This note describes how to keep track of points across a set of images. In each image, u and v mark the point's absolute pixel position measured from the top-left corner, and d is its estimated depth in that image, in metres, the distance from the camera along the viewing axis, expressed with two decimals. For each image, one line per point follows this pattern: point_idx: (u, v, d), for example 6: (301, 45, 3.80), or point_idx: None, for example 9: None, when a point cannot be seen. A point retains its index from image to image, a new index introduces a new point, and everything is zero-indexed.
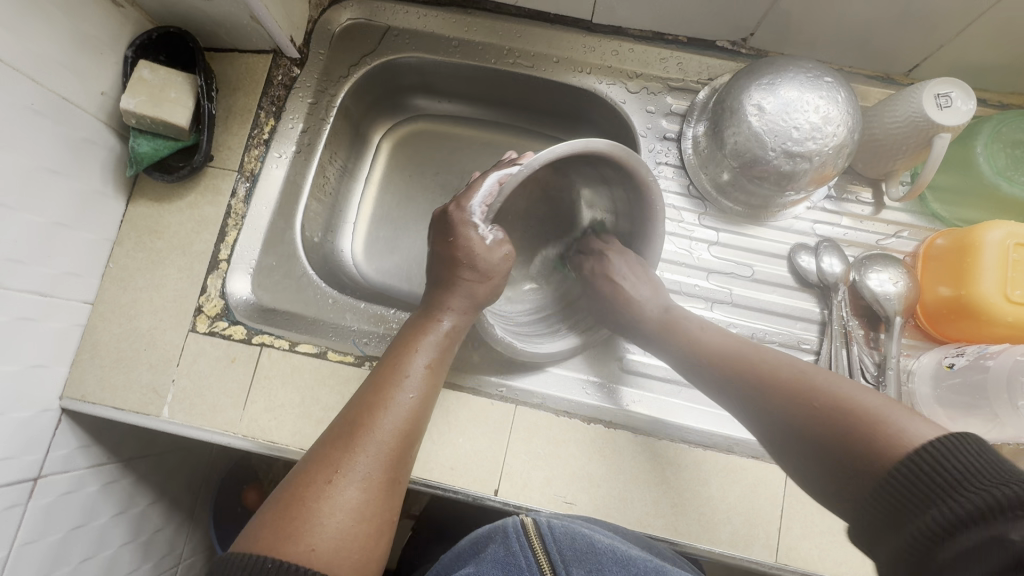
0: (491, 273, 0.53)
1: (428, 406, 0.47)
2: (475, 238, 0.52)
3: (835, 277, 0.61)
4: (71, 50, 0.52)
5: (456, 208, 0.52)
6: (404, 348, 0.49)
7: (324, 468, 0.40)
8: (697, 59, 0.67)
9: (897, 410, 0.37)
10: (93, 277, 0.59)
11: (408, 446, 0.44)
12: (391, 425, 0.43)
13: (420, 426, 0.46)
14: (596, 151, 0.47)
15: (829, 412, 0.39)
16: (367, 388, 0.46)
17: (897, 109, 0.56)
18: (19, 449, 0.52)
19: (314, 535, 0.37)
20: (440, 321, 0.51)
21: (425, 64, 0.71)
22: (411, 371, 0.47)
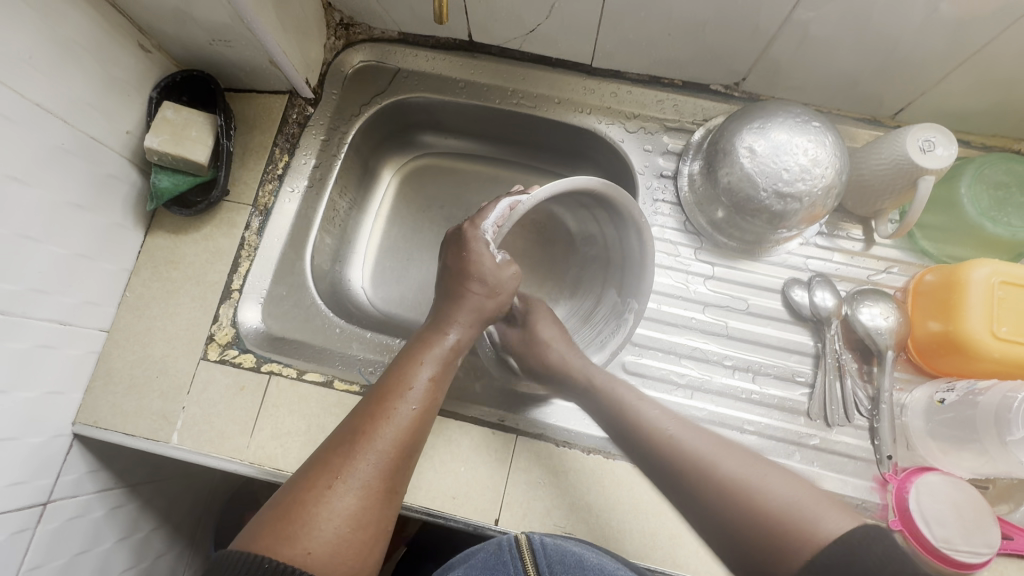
0: (496, 289, 0.55)
1: (429, 419, 0.48)
2: (487, 256, 0.54)
3: (827, 312, 0.62)
4: (102, 93, 0.56)
5: (470, 226, 0.55)
6: (410, 360, 0.50)
7: (325, 474, 0.41)
8: (691, 101, 0.70)
9: (817, 509, 0.38)
10: (110, 305, 0.61)
11: (406, 457, 0.45)
12: (392, 436, 0.44)
13: (420, 438, 0.46)
14: (592, 188, 0.50)
15: (756, 510, 0.39)
16: (371, 397, 0.47)
17: (883, 152, 0.59)
18: (31, 474, 0.53)
19: (310, 539, 0.38)
20: (446, 335, 0.52)
21: (432, 103, 0.74)
22: (415, 383, 0.48)
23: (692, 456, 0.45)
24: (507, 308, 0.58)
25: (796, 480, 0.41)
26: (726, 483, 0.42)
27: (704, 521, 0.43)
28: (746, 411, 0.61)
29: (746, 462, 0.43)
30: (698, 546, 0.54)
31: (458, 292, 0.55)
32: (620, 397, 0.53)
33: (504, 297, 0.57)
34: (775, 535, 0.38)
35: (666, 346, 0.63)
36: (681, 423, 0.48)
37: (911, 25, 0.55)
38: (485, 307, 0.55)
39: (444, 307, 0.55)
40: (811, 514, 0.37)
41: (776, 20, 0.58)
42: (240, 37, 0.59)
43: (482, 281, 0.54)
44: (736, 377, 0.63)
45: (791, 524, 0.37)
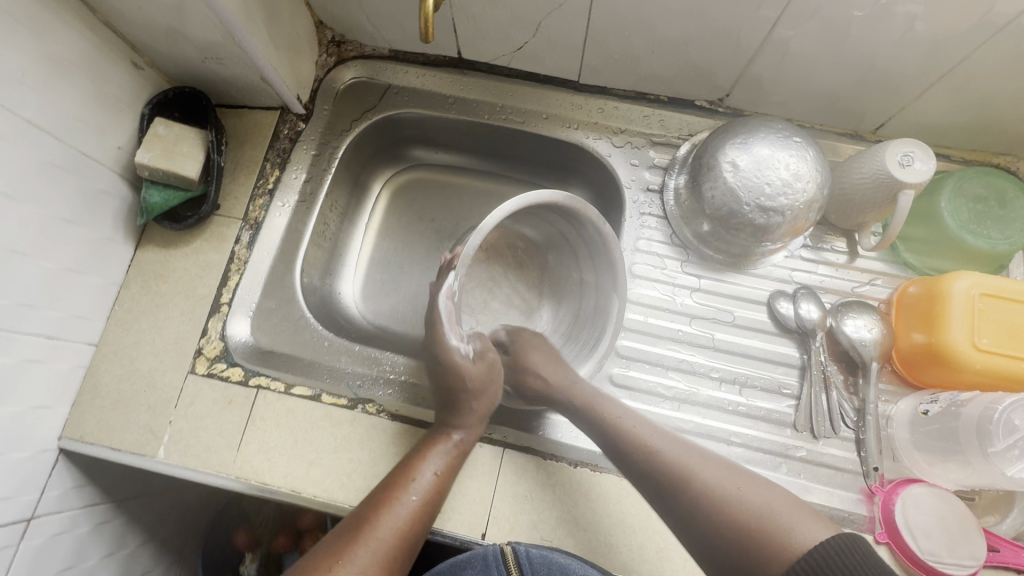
0: (480, 385, 0.56)
1: (428, 520, 0.50)
2: (486, 344, 0.58)
3: (813, 323, 0.63)
4: (94, 109, 0.57)
5: (433, 303, 0.56)
6: (418, 453, 0.53)
7: (329, 559, 0.45)
8: (677, 116, 0.72)
9: (794, 512, 0.42)
10: (99, 319, 0.61)
11: (404, 556, 0.47)
12: (393, 533, 0.47)
13: (416, 541, 0.49)
14: (557, 202, 0.51)
15: (736, 514, 0.43)
16: (379, 489, 0.51)
17: (863, 167, 0.60)
18: (16, 490, 0.53)
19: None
20: (450, 436, 0.54)
21: (423, 118, 0.75)
22: (418, 477, 0.51)
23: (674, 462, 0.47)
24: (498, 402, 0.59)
25: (772, 488, 0.44)
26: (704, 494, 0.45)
27: (686, 524, 0.45)
28: (734, 422, 0.61)
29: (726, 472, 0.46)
30: (686, 559, 0.54)
31: (455, 381, 0.56)
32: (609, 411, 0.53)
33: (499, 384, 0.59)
34: (754, 544, 0.41)
35: (653, 358, 0.64)
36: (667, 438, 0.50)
37: (887, 43, 0.56)
38: (484, 388, 0.57)
39: (448, 399, 0.58)
40: (791, 521, 0.41)
41: (756, 38, 0.59)
42: (232, 54, 0.60)
43: (482, 365, 0.57)
44: (723, 389, 0.63)
45: (766, 536, 0.40)
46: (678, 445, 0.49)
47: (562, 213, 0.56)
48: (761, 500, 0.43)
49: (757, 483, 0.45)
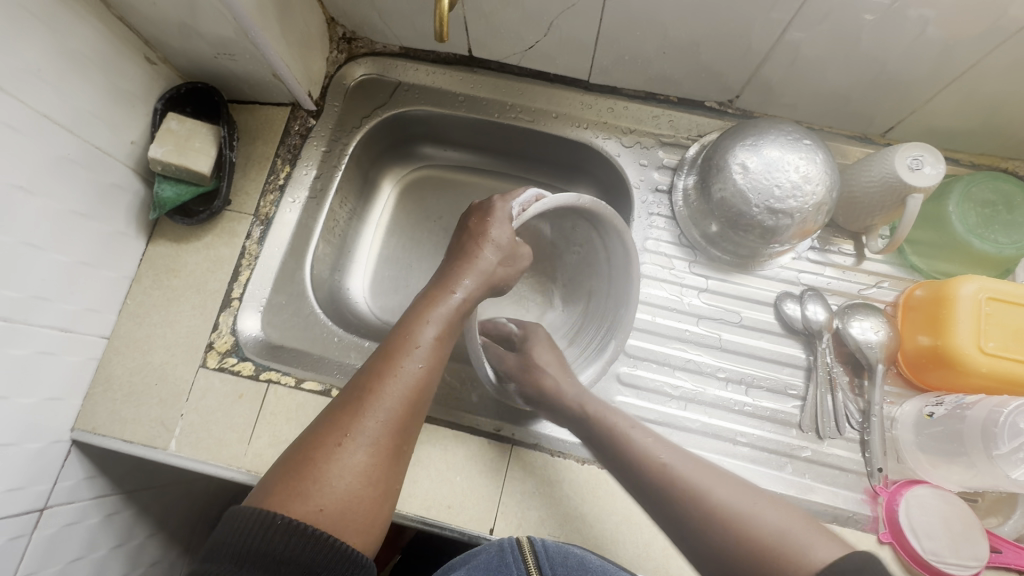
0: (512, 262, 0.57)
1: (435, 378, 0.48)
2: (502, 224, 0.56)
3: (819, 325, 0.63)
4: (108, 104, 0.57)
5: (501, 200, 0.57)
6: (417, 315, 0.50)
7: (335, 431, 0.43)
8: (687, 117, 0.72)
9: (808, 536, 0.40)
10: (111, 312, 0.62)
11: (413, 416, 0.46)
12: (398, 396, 0.45)
13: (424, 400, 0.47)
14: (581, 206, 0.52)
15: (745, 531, 0.41)
16: (378, 354, 0.48)
17: (873, 169, 0.60)
18: (30, 480, 0.54)
19: (322, 496, 0.40)
20: (453, 292, 0.52)
21: (432, 116, 0.75)
22: (421, 341, 0.48)
23: (683, 476, 0.46)
24: (514, 282, 0.59)
25: (785, 508, 0.43)
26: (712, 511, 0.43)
27: (694, 542, 0.44)
28: (739, 422, 0.61)
29: (740, 491, 0.45)
30: None
31: (472, 251, 0.55)
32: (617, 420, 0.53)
33: (515, 269, 0.58)
34: (771, 562, 0.39)
35: (660, 358, 0.64)
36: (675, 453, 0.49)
37: (898, 47, 0.56)
38: (498, 272, 0.55)
39: (456, 264, 0.55)
40: (803, 542, 0.40)
41: (768, 41, 0.59)
42: (245, 51, 0.60)
43: (496, 246, 0.55)
44: (729, 389, 0.63)
45: (777, 561, 0.39)
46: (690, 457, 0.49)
47: (593, 223, 0.58)
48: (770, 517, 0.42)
49: (771, 506, 0.43)
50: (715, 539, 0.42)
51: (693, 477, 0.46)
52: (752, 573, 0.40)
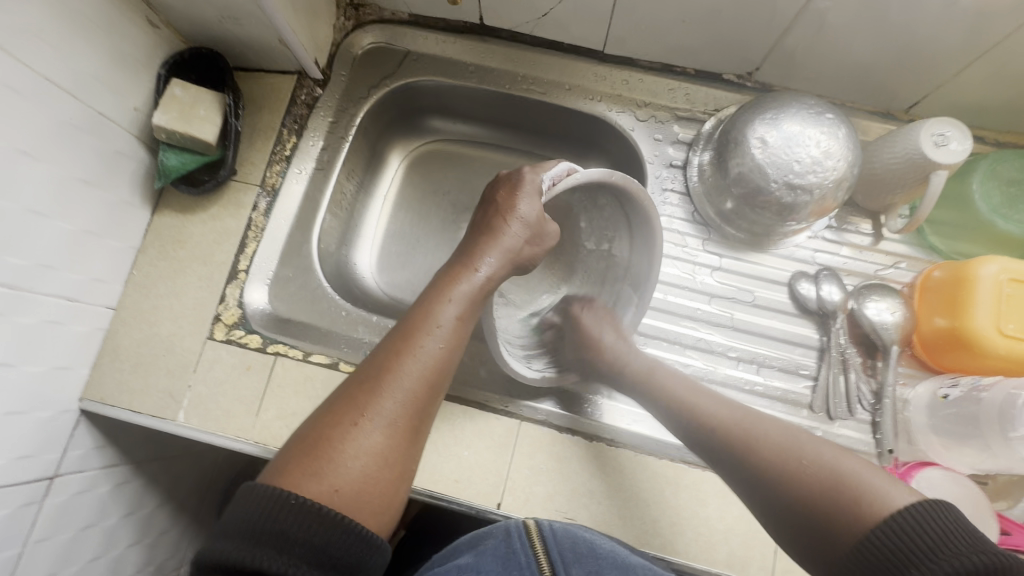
0: (541, 239, 0.56)
1: (454, 360, 0.48)
2: (531, 199, 0.54)
3: (834, 305, 0.62)
4: (111, 68, 0.55)
5: (531, 171, 0.55)
6: (437, 294, 0.50)
7: (351, 410, 0.43)
8: (704, 90, 0.70)
9: (873, 477, 0.39)
10: (117, 283, 0.61)
11: (431, 397, 0.46)
12: (415, 376, 0.45)
13: (442, 381, 0.47)
14: (613, 182, 0.51)
15: (811, 475, 0.41)
16: (396, 333, 0.47)
17: (896, 145, 0.59)
18: (39, 448, 0.54)
19: (337, 476, 0.40)
20: (474, 271, 0.51)
21: (442, 87, 0.74)
22: (441, 322, 0.47)
23: (740, 433, 0.46)
24: (539, 261, 0.58)
25: (846, 450, 0.42)
26: (774, 459, 0.43)
27: (751, 487, 0.44)
28: (750, 402, 0.61)
29: (797, 436, 0.44)
30: (698, 533, 0.54)
31: (496, 228, 0.54)
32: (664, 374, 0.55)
33: (543, 247, 0.57)
34: (827, 505, 0.39)
35: (671, 336, 0.63)
36: (731, 410, 0.48)
37: (930, 17, 0.54)
38: (524, 251, 0.54)
39: (477, 241, 0.54)
40: (872, 485, 0.38)
41: (792, 9, 0.57)
42: (251, 15, 0.59)
43: (523, 221, 0.54)
44: (740, 368, 0.62)
45: (846, 498, 0.38)
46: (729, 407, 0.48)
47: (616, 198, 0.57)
48: (844, 465, 0.40)
49: (832, 448, 0.42)
50: (777, 482, 0.42)
51: (745, 428, 0.46)
52: (822, 516, 0.39)
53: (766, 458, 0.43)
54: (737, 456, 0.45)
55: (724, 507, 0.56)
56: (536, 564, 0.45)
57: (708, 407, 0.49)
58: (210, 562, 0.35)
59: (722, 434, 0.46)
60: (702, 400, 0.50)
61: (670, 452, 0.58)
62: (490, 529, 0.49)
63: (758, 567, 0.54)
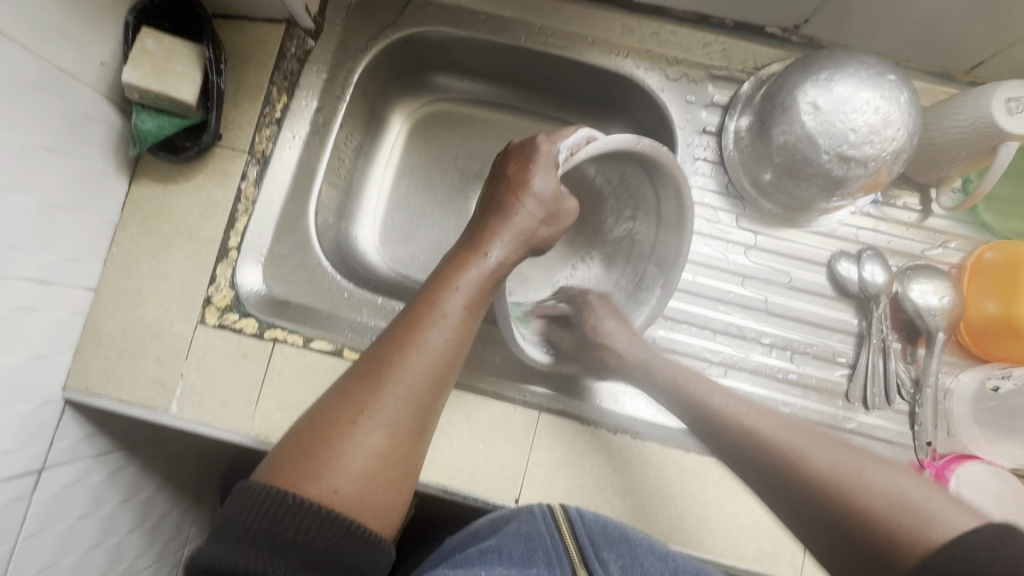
0: (556, 219, 0.50)
1: (461, 351, 0.43)
2: (546, 174, 0.48)
3: (877, 288, 0.58)
4: (70, 16, 0.48)
5: (545, 141, 0.49)
6: (443, 280, 0.44)
7: (350, 406, 0.38)
8: (743, 45, 0.62)
9: (932, 497, 0.34)
10: (96, 262, 0.56)
11: (438, 391, 0.41)
12: (420, 370, 0.40)
13: (449, 375, 0.42)
14: (640, 150, 0.46)
15: (866, 497, 0.35)
16: (400, 321, 0.42)
17: (960, 112, 0.53)
18: (23, 442, 0.50)
19: (335, 478, 0.36)
20: (485, 255, 0.46)
21: (448, 39, 0.66)
22: (448, 311, 0.42)
23: (779, 442, 0.41)
24: (556, 241, 0.52)
25: (895, 465, 0.37)
26: (823, 482, 0.37)
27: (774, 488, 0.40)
28: (782, 391, 0.57)
29: (864, 461, 0.37)
30: (725, 529, 0.52)
31: (507, 205, 0.48)
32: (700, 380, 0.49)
33: (559, 227, 0.51)
34: (884, 529, 0.34)
35: (700, 321, 0.59)
36: (775, 418, 0.43)
37: None
38: (538, 232, 0.49)
39: (489, 220, 0.49)
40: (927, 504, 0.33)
41: None
42: None
43: (538, 200, 0.48)
44: (773, 355, 0.58)
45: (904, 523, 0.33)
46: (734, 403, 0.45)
47: (644, 168, 0.51)
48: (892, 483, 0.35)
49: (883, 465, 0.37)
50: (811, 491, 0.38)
51: (780, 440, 0.41)
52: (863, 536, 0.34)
53: (807, 479, 0.38)
54: (770, 462, 0.41)
55: (753, 502, 0.53)
56: (564, 551, 0.42)
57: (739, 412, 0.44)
58: (196, 562, 0.33)
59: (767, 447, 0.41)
60: (730, 404, 0.45)
61: (697, 444, 0.55)
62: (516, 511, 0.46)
63: (787, 562, 0.52)
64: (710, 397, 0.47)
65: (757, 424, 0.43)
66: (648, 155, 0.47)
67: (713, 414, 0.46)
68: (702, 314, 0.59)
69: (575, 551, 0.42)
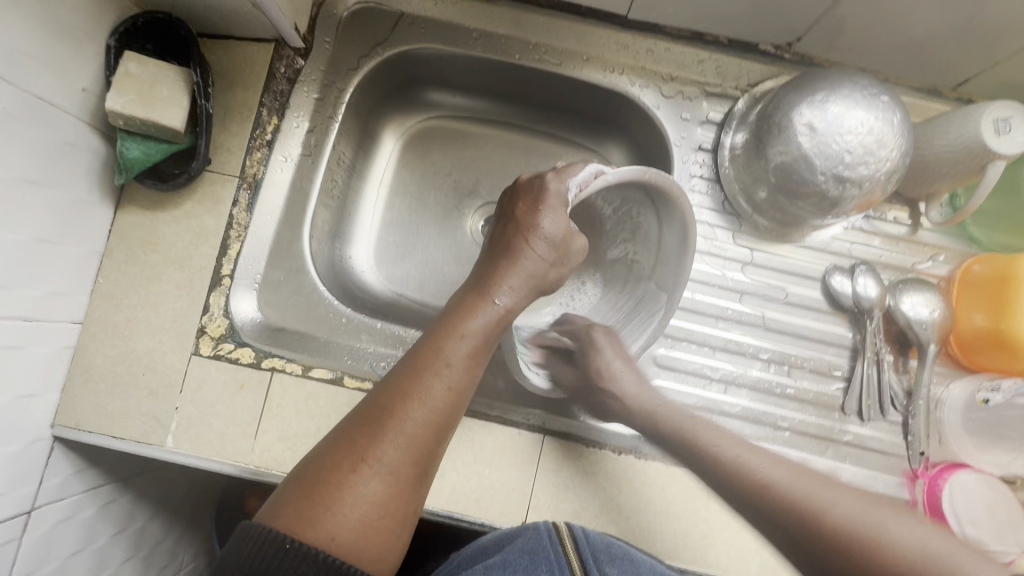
0: (562, 259, 0.50)
1: (464, 398, 0.42)
2: (556, 214, 0.48)
3: (870, 302, 0.59)
4: (48, 42, 0.46)
5: (554, 178, 0.49)
6: (449, 325, 0.44)
7: (351, 452, 0.37)
8: (736, 62, 0.63)
9: (960, 551, 0.35)
10: (82, 294, 0.54)
11: (439, 439, 0.40)
12: (423, 418, 0.39)
13: (450, 422, 0.41)
14: (646, 180, 0.47)
15: (867, 539, 0.37)
16: (405, 364, 0.42)
17: (951, 131, 0.54)
18: (12, 484, 0.48)
19: (334, 524, 0.35)
20: (491, 301, 0.46)
21: (441, 56, 0.65)
22: (452, 357, 0.42)
23: (788, 489, 0.42)
24: (564, 282, 0.53)
25: (908, 518, 0.38)
26: (823, 522, 0.39)
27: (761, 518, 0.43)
28: (780, 406, 0.58)
29: (881, 511, 0.38)
30: (730, 545, 0.52)
31: (516, 245, 0.48)
32: (691, 424, 0.51)
33: (565, 267, 0.51)
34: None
35: (700, 337, 0.60)
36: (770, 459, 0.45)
37: None
38: (547, 275, 0.49)
39: (496, 261, 0.49)
40: (957, 558, 0.35)
41: None
42: None
43: (548, 240, 0.48)
44: (771, 371, 0.59)
45: (920, 575, 0.34)
46: (731, 439, 0.48)
47: (649, 193, 0.52)
48: (906, 528, 0.37)
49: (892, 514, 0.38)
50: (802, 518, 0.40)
51: (792, 484, 0.42)
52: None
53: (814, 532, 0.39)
54: (767, 496, 0.43)
55: None
56: (567, 562, 0.42)
57: (728, 454, 0.46)
58: None
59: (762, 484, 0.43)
60: (729, 447, 0.47)
61: None
62: (520, 530, 0.45)
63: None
64: (712, 442, 0.48)
65: (744, 464, 0.45)
66: (649, 182, 0.47)
67: (715, 458, 0.47)
68: (702, 331, 0.60)
69: (579, 568, 0.42)
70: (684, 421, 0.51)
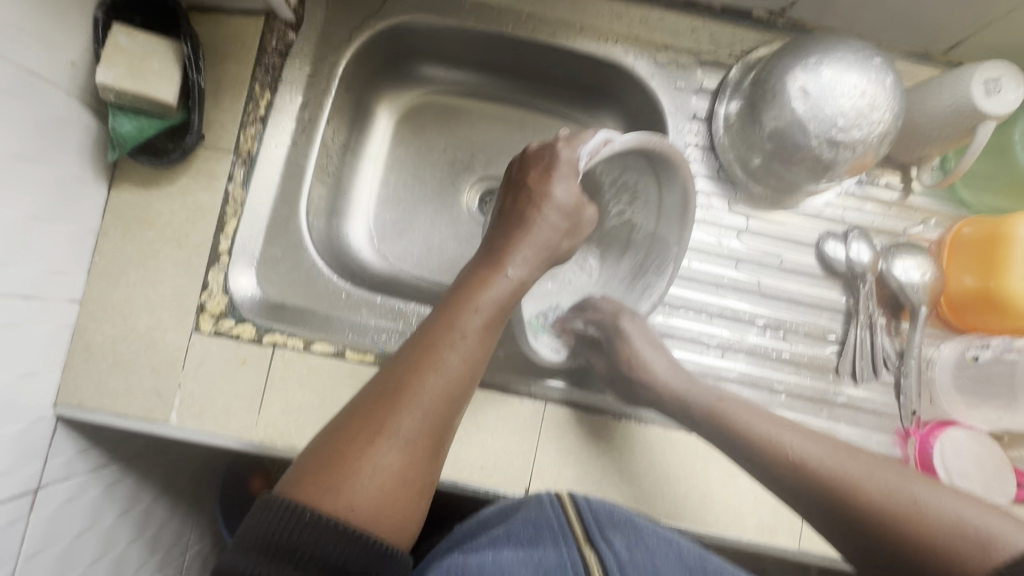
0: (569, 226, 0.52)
1: (478, 372, 0.43)
2: (565, 184, 0.50)
3: (863, 267, 0.60)
4: (36, 14, 0.45)
5: (565, 147, 0.51)
6: (463, 299, 0.45)
7: (369, 422, 0.38)
8: (729, 30, 0.63)
9: (990, 515, 0.38)
10: (79, 273, 0.53)
11: (453, 411, 0.41)
12: (439, 389, 0.40)
13: (465, 394, 0.42)
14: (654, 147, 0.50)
15: (914, 519, 0.39)
16: (421, 337, 0.43)
17: (941, 93, 0.55)
18: (18, 462, 0.48)
19: (353, 494, 0.35)
20: (502, 274, 0.47)
21: (434, 29, 0.64)
22: (466, 330, 0.43)
23: (831, 469, 0.44)
24: (571, 254, 0.54)
25: (961, 494, 0.40)
26: (874, 502, 0.41)
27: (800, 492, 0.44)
28: (776, 369, 0.59)
29: (900, 474, 0.42)
30: (727, 504, 0.54)
31: (528, 217, 0.50)
32: (726, 412, 0.50)
33: (570, 239, 0.53)
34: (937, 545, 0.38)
35: (697, 305, 0.60)
36: (811, 439, 0.46)
37: None
38: (556, 244, 0.51)
39: (507, 235, 0.50)
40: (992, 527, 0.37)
41: None
42: None
43: (560, 209, 0.51)
44: (766, 336, 0.60)
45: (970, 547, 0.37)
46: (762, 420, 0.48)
47: (651, 161, 0.54)
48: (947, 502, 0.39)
49: (937, 488, 0.40)
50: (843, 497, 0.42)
51: (833, 462, 0.44)
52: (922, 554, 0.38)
53: (863, 501, 0.41)
54: (822, 490, 0.43)
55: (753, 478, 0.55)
56: (570, 529, 0.41)
57: (788, 440, 0.46)
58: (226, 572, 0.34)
59: (800, 466, 0.45)
60: (786, 431, 0.47)
61: None
62: (525, 499, 0.46)
63: (787, 532, 0.54)
64: (747, 422, 0.48)
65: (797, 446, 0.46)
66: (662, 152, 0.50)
67: (758, 440, 0.47)
68: (699, 299, 0.60)
69: (581, 532, 0.41)
70: (731, 416, 0.50)
